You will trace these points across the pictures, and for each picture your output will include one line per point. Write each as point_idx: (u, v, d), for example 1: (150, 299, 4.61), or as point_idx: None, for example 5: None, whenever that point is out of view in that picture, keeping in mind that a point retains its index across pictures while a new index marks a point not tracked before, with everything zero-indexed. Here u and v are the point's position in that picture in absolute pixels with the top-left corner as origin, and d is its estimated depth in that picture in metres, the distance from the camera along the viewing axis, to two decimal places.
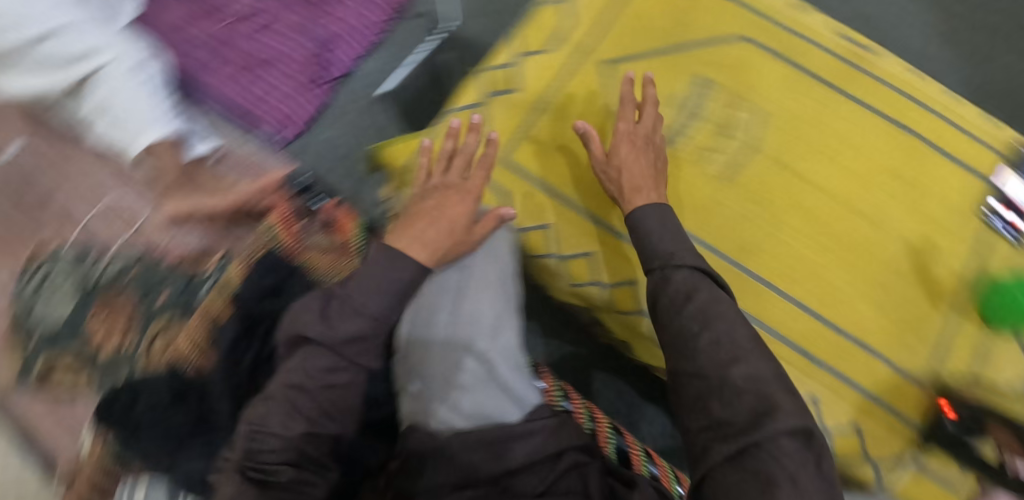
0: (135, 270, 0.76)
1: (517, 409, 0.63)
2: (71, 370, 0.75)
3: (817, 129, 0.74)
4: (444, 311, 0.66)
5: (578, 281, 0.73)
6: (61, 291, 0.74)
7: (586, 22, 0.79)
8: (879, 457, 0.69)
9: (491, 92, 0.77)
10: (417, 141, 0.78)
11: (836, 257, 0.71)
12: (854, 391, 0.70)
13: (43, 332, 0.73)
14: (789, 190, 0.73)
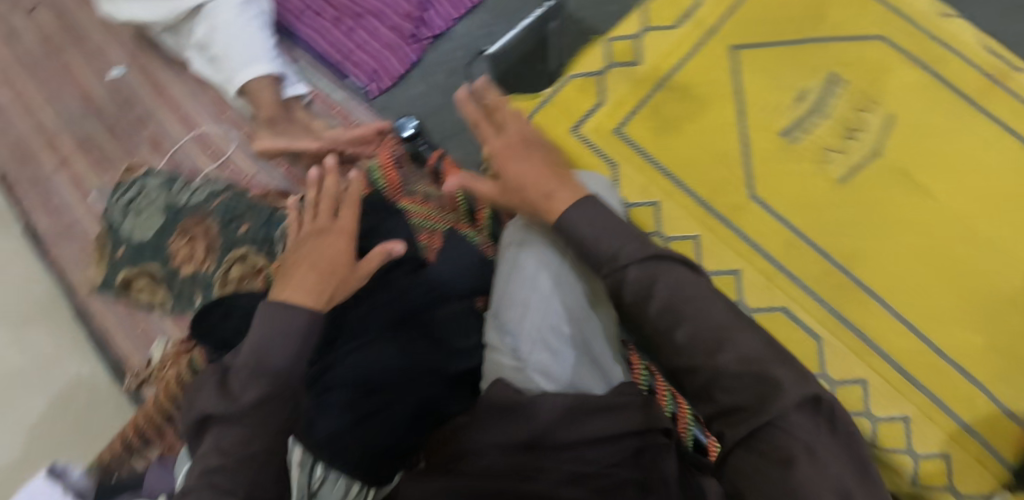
0: (217, 201, 1.21)
1: (603, 383, 0.69)
2: (149, 283, 1.19)
3: (944, 144, 0.70)
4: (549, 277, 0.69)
5: None
6: (149, 217, 1.21)
7: (714, 3, 0.77)
8: (964, 489, 0.66)
9: (611, 62, 0.77)
10: (535, 101, 0.78)
11: (949, 279, 0.67)
12: (950, 419, 0.66)
13: (130, 248, 1.20)
14: (907, 204, 0.69)
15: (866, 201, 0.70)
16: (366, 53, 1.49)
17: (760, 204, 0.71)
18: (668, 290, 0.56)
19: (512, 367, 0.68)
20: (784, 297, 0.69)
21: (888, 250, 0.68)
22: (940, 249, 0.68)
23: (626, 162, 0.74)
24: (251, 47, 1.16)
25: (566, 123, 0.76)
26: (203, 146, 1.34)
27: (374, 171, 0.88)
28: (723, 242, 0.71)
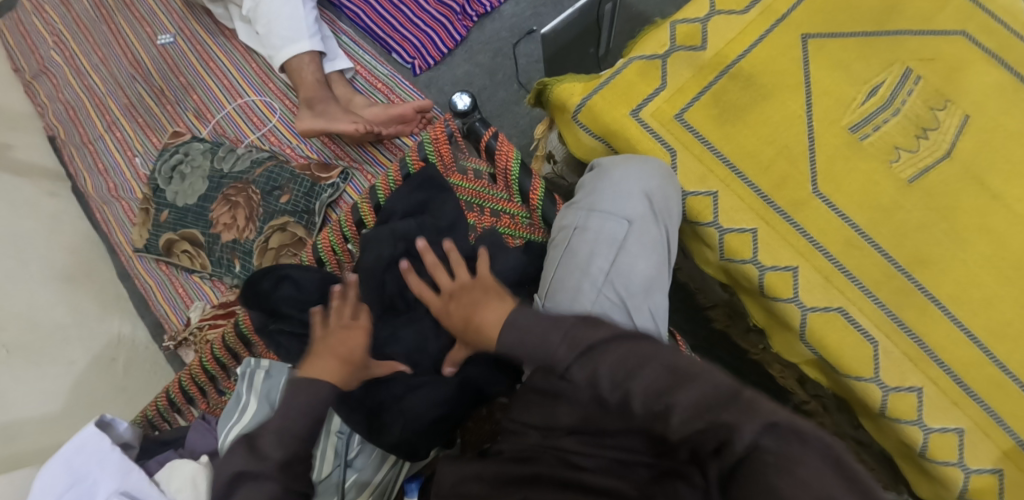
0: (260, 169, 1.21)
1: None
2: (191, 248, 1.23)
3: None
4: (603, 258, 0.64)
5: (732, 256, 0.70)
6: (192, 183, 1.24)
7: None
8: None
9: (677, 45, 0.75)
10: (596, 82, 0.76)
11: (1022, 290, 0.64)
12: (1009, 436, 0.63)
13: (174, 213, 1.23)
14: (980, 208, 0.66)
15: (938, 204, 0.67)
16: (412, 29, 1.48)
17: (822, 201, 0.68)
18: (608, 376, 0.50)
19: None
20: (841, 296, 0.67)
21: (959, 258, 0.66)
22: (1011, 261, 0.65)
23: (686, 150, 0.72)
24: (294, 24, 1.23)
25: (625, 107, 0.74)
26: (247, 114, 1.36)
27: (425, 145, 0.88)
28: (778, 237, 0.68)
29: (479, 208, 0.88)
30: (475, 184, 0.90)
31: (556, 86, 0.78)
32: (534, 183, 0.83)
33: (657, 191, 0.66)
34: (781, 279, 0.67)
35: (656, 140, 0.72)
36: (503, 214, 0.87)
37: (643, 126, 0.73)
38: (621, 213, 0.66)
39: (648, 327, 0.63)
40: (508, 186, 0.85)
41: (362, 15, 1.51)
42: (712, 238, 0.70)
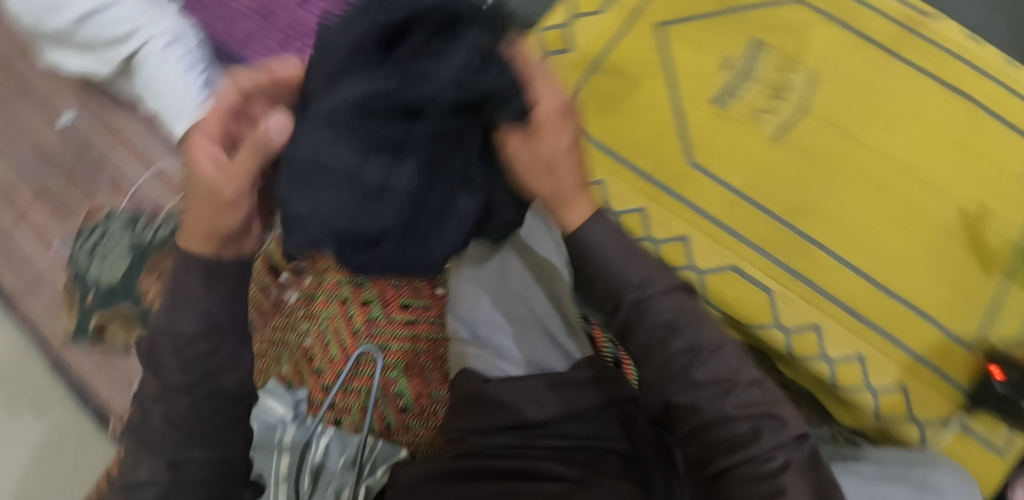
0: (179, 231, 1.16)
1: (567, 362, 0.70)
2: (121, 326, 1.18)
3: (876, 94, 0.75)
4: (495, 261, 0.75)
5: (632, 235, 0.76)
6: (112, 255, 1.18)
7: None
8: (925, 418, 0.71)
9: (548, 52, 0.82)
10: None
11: (890, 218, 0.74)
12: (904, 351, 0.72)
13: (98, 291, 1.17)
14: (842, 152, 0.74)
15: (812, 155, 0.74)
16: None
17: (701, 171, 0.75)
18: (677, 325, 0.47)
19: (475, 354, 0.72)
20: (732, 254, 0.74)
21: (842, 199, 0.73)
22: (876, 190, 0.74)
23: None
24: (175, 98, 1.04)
25: None
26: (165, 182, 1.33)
27: None
28: (669, 211, 0.75)
29: None
30: None
31: None
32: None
33: (533, 192, 0.76)
34: (675, 248, 0.74)
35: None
36: None
37: None
38: (504, 218, 0.75)
39: (552, 312, 0.73)
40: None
41: None
42: (610, 223, 0.77)
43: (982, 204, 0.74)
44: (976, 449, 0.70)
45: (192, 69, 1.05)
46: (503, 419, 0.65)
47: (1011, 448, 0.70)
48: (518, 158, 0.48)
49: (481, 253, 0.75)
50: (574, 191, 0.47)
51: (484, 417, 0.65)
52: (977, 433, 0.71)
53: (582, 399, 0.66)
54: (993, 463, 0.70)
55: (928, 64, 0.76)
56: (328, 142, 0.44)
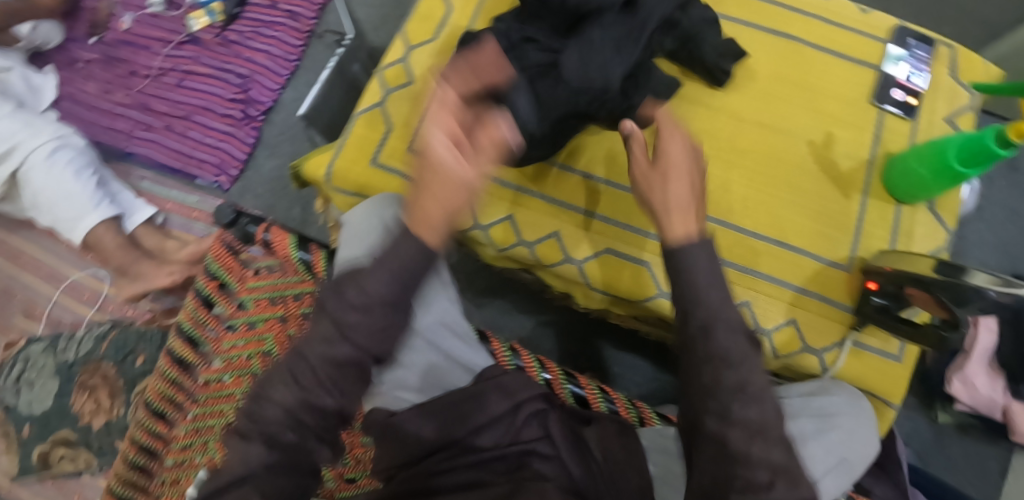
0: (110, 339, 1.19)
1: (468, 375, 0.75)
2: (69, 455, 1.16)
3: None
4: (371, 296, 0.70)
5: (505, 245, 0.81)
6: (47, 381, 1.18)
7: (466, 10, 0.90)
8: (822, 348, 0.74)
9: (390, 89, 0.88)
10: (327, 156, 0.86)
11: (742, 167, 0.81)
12: (788, 288, 0.76)
13: (37, 421, 1.16)
14: (686, 114, 0.83)
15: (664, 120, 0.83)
16: (208, 150, 1.48)
17: (555, 168, 0.81)
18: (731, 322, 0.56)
19: (377, 392, 0.71)
20: (603, 240, 0.79)
21: (698, 153, 0.82)
22: (727, 140, 0.82)
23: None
24: (75, 200, 1.31)
25: (363, 160, 0.84)
26: (77, 294, 1.43)
27: (211, 265, 0.88)
28: (534, 214, 0.81)
29: (284, 298, 0.88)
30: (268, 278, 0.88)
31: (303, 167, 0.87)
32: (315, 253, 0.87)
33: (394, 218, 0.75)
34: (549, 247, 0.80)
35: (401, 176, 0.83)
36: (307, 294, 0.88)
37: (384, 170, 0.83)
38: (371, 252, 0.72)
39: (441, 333, 0.74)
40: (292, 263, 0.87)
41: (154, 156, 1.50)
42: (481, 238, 0.81)
43: (826, 134, 0.82)
44: (872, 360, 0.74)
45: (77, 172, 1.33)
46: (423, 447, 0.67)
47: (905, 353, 0.73)
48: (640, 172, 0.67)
49: None
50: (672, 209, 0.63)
51: (403, 450, 0.67)
52: (868, 346, 0.74)
53: (493, 405, 0.69)
54: (896, 370, 0.73)
55: (752, 17, 0.87)
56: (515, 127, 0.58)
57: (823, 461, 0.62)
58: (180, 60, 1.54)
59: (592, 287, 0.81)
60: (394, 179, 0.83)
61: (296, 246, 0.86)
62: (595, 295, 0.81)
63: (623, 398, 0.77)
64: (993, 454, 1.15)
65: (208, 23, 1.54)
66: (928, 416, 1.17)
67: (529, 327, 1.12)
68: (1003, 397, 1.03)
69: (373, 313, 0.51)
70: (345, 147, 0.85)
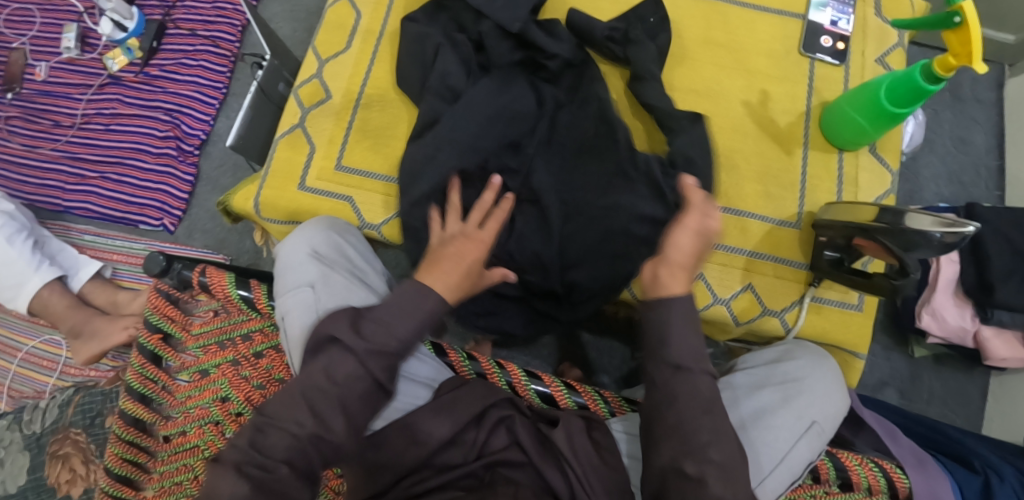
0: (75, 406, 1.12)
1: (427, 391, 0.73)
2: None
3: None
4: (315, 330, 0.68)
5: None
6: (13, 459, 1.12)
7: (378, 17, 0.87)
8: (781, 308, 0.74)
9: (310, 108, 0.85)
10: (254, 186, 0.83)
11: None
12: (740, 254, 0.75)
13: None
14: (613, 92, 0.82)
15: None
16: (146, 194, 1.41)
17: None
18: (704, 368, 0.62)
19: None
20: None
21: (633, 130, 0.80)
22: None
23: (360, 191, 0.80)
24: (14, 268, 1.24)
25: (291, 185, 0.81)
26: (37, 362, 1.37)
27: (149, 317, 0.86)
28: None
29: (232, 340, 0.85)
30: (213, 322, 0.86)
31: (231, 201, 0.84)
32: (255, 290, 0.84)
33: (327, 243, 0.73)
34: None
35: (329, 197, 0.80)
36: (255, 332, 0.86)
37: (313, 192, 0.80)
38: (306, 282, 0.69)
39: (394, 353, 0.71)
40: (234, 302, 0.85)
41: (91, 207, 1.43)
42: None
43: (760, 91, 0.81)
44: (832, 313, 0.74)
45: (10, 237, 1.25)
46: (391, 473, 0.66)
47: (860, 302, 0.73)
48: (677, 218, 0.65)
49: (304, 322, 0.67)
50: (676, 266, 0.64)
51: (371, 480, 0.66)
52: (827, 299, 0.74)
53: (452, 419, 0.68)
54: (856, 321, 0.73)
55: None
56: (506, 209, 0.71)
57: (793, 426, 0.65)
58: (104, 103, 1.47)
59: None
60: (323, 200, 0.80)
61: (234, 285, 0.84)
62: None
63: (590, 390, 0.76)
64: (970, 379, 1.17)
65: (127, 60, 1.46)
66: (904, 352, 1.19)
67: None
68: (970, 324, 1.05)
69: (387, 349, 0.61)
70: (271, 173, 0.82)
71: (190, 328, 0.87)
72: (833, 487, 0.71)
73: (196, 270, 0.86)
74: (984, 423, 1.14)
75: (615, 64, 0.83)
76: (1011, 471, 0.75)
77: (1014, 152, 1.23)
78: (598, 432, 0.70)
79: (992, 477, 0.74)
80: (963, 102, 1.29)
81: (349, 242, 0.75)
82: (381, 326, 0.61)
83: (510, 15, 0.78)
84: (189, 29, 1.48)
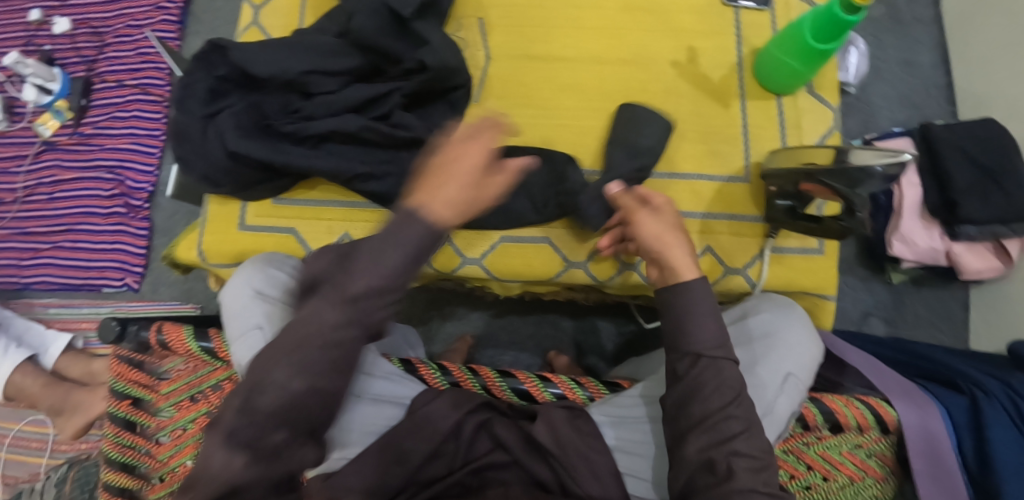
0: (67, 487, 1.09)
1: (399, 409, 0.70)
2: None
3: (544, 7, 0.82)
4: None
5: None
6: None
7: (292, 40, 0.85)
8: (743, 264, 0.73)
9: None
10: (196, 235, 0.82)
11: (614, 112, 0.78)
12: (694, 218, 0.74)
13: None
14: (542, 76, 0.80)
15: (529, 88, 0.79)
16: (103, 256, 1.37)
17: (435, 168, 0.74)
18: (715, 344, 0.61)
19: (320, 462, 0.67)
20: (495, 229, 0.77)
21: (570, 110, 0.79)
22: (591, 87, 0.79)
23: (303, 222, 0.78)
24: None
25: (232, 227, 0.79)
26: (26, 446, 1.34)
27: (115, 385, 0.82)
28: None
29: (202, 393, 0.84)
30: (180, 378, 0.85)
31: (175, 254, 0.83)
32: (216, 339, 0.82)
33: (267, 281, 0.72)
34: (443, 254, 0.77)
35: (272, 232, 0.79)
36: (224, 381, 0.84)
37: (254, 231, 0.79)
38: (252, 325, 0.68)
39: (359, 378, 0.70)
40: (196, 355, 0.84)
41: (50, 279, 1.38)
42: None
43: (688, 49, 0.79)
44: (795, 260, 0.73)
45: None
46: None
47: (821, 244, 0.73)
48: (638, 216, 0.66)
49: None
50: (681, 261, 0.63)
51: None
52: (790, 247, 0.73)
53: (426, 438, 0.66)
54: (821, 265, 0.73)
55: None
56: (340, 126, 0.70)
57: (769, 381, 0.65)
58: (43, 171, 1.43)
59: (501, 279, 0.78)
60: (266, 237, 0.78)
61: (193, 338, 0.81)
62: (509, 285, 0.79)
63: (565, 379, 0.74)
64: (950, 296, 1.18)
65: (57, 124, 1.42)
66: (884, 280, 1.19)
67: (478, 323, 1.11)
68: (941, 244, 1.05)
69: (383, 290, 0.50)
70: (208, 220, 0.80)
71: (158, 388, 0.85)
72: (824, 432, 0.72)
73: (153, 329, 0.84)
74: (970, 338, 1.15)
75: (541, 45, 0.81)
76: (996, 383, 0.74)
77: (960, 67, 1.23)
78: (582, 419, 0.69)
79: (977, 394, 0.73)
80: (903, 24, 1.28)
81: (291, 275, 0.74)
82: (365, 281, 0.49)
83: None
84: (116, 81, 1.42)
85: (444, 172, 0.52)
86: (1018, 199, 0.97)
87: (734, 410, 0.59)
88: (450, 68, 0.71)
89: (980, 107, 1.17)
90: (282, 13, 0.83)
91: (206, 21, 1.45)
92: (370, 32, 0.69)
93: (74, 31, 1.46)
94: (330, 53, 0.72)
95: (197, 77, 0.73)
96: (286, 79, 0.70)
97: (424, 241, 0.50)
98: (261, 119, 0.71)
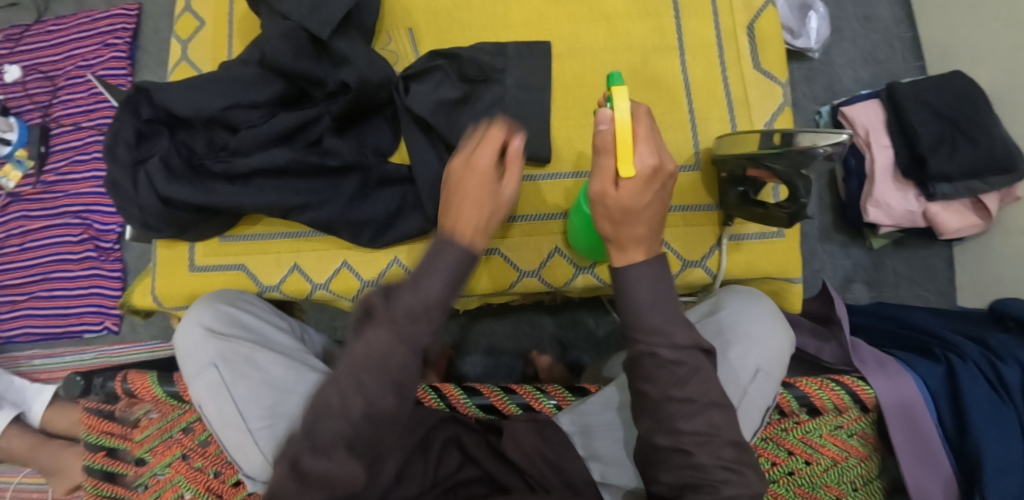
0: None
1: None
2: None
3: (472, 9, 0.80)
4: (233, 407, 0.65)
5: (353, 291, 0.77)
6: None
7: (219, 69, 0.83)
8: (695, 254, 0.75)
9: None
10: (147, 281, 0.81)
11: (557, 107, 0.78)
12: None
13: None
14: None
15: (469, 84, 0.76)
16: (80, 301, 1.35)
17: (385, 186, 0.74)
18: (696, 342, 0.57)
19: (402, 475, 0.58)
20: None
21: (516, 106, 0.76)
22: None
23: (252, 257, 0.78)
24: None
25: (182, 268, 0.78)
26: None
27: (88, 439, 0.82)
28: (366, 253, 0.77)
29: (175, 436, 0.81)
30: (152, 423, 0.82)
31: (131, 301, 0.83)
32: (180, 382, 0.81)
33: (217, 316, 0.70)
34: (395, 274, 0.76)
35: (221, 270, 0.78)
36: (195, 422, 0.81)
37: (203, 270, 0.78)
38: (208, 364, 0.67)
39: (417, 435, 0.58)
40: (164, 401, 0.82)
41: (31, 330, 1.37)
42: (329, 295, 0.77)
43: (623, 36, 0.78)
44: (749, 244, 0.74)
45: None
46: None
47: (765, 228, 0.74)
48: (598, 195, 0.58)
49: (220, 405, 0.65)
50: (641, 230, 0.58)
51: None
52: (741, 233, 0.74)
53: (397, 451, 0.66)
54: (782, 247, 0.74)
55: None
56: (267, 158, 0.70)
57: (733, 381, 0.65)
58: (10, 223, 1.40)
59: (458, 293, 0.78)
60: (216, 276, 0.78)
61: (157, 383, 0.80)
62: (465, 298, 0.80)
63: (530, 389, 0.70)
64: (932, 254, 1.15)
65: (21, 173, 1.39)
66: (864, 245, 1.16)
67: (454, 331, 1.09)
68: (916, 205, 1.02)
69: (419, 311, 0.55)
70: (156, 267, 0.79)
71: (131, 435, 0.83)
72: (801, 416, 0.69)
73: (118, 379, 0.82)
74: (958, 294, 1.13)
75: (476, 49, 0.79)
76: (973, 345, 0.73)
77: (920, 18, 1.20)
78: (549, 429, 0.68)
79: (953, 359, 0.71)
80: None
81: (245, 308, 0.73)
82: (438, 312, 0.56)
83: (316, 19, 0.70)
84: (73, 124, 1.40)
85: (454, 200, 0.60)
86: (987, 147, 0.95)
87: (723, 424, 0.56)
88: (373, 83, 0.71)
89: (946, 59, 1.14)
90: (208, 44, 0.82)
91: (154, 54, 1.43)
92: (286, 57, 0.69)
93: (25, 78, 1.44)
94: (252, 84, 0.71)
95: (124, 121, 0.72)
96: (207, 117, 0.70)
97: (464, 263, 0.57)
98: (189, 162, 0.71)
